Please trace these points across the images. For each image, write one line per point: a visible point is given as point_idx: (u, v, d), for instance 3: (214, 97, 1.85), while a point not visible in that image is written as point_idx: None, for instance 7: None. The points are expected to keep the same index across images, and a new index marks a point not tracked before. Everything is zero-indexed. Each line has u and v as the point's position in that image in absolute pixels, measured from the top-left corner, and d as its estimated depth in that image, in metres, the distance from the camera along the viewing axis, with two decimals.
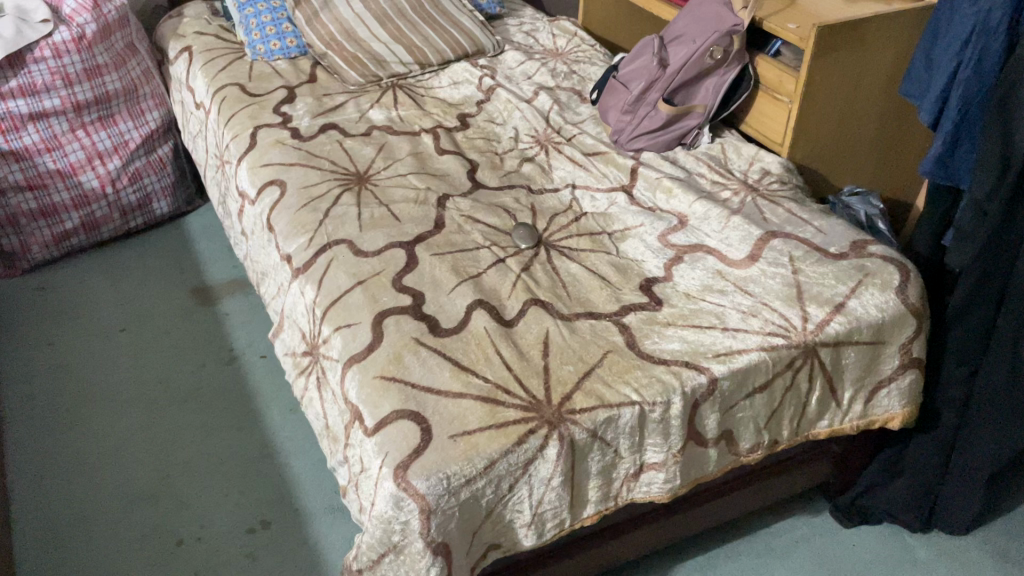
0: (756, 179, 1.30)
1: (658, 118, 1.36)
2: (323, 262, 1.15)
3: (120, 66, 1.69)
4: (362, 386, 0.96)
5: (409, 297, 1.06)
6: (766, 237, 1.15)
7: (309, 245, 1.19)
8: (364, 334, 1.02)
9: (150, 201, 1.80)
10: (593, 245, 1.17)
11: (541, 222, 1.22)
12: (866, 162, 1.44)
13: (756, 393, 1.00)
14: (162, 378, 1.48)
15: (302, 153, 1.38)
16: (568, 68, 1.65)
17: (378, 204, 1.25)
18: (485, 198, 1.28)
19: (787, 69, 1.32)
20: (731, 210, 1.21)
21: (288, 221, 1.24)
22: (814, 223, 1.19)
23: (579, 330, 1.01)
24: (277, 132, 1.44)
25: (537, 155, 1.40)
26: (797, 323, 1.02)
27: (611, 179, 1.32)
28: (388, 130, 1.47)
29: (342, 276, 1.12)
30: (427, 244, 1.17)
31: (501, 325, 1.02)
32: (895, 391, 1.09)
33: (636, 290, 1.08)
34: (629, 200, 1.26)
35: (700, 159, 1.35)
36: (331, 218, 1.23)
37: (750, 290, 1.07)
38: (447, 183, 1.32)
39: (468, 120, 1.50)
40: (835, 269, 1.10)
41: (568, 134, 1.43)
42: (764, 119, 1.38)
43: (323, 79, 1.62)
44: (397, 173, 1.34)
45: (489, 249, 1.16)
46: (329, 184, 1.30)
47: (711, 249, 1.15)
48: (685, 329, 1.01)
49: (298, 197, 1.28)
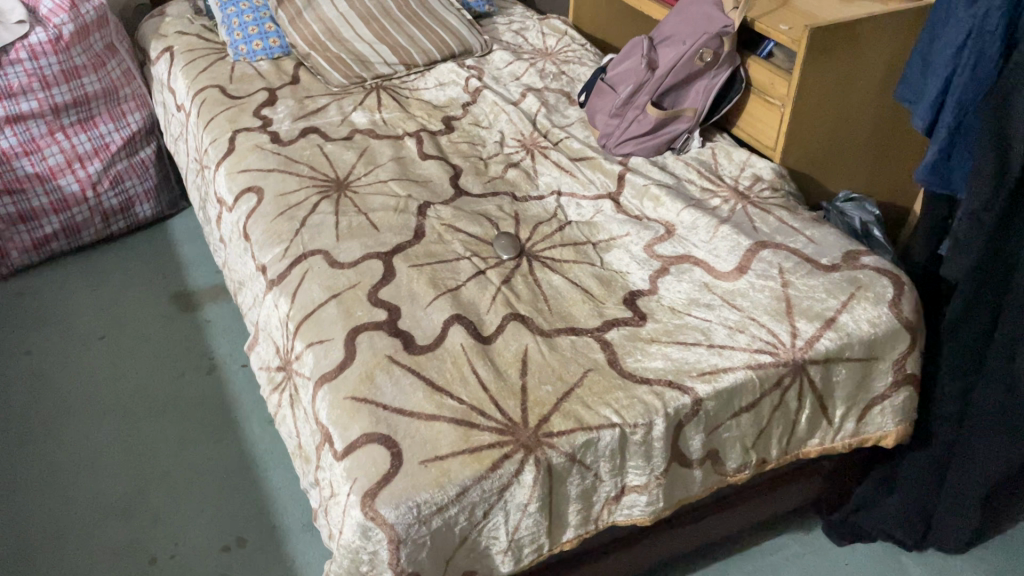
0: (747, 186, 1.26)
1: (647, 122, 1.32)
2: (297, 274, 1.12)
3: (100, 68, 1.65)
4: (333, 407, 0.93)
5: (385, 312, 1.03)
6: (755, 247, 1.11)
7: (284, 256, 1.15)
8: (337, 351, 0.98)
9: (132, 204, 1.76)
10: (576, 256, 1.13)
11: (524, 231, 1.18)
12: (860, 166, 1.40)
13: (743, 412, 0.97)
14: (140, 388, 1.45)
15: (281, 159, 1.35)
16: (557, 68, 1.61)
17: (357, 212, 1.22)
18: (467, 205, 1.24)
19: (779, 72, 1.28)
20: (720, 218, 1.17)
21: (264, 230, 1.21)
22: (806, 233, 1.15)
23: (559, 347, 0.98)
24: (256, 136, 1.40)
25: (523, 159, 1.36)
26: (785, 339, 0.99)
27: (597, 186, 1.28)
28: (370, 133, 1.43)
29: (317, 288, 1.08)
30: (405, 255, 1.13)
31: (478, 341, 0.98)
32: (888, 408, 1.06)
33: (620, 303, 1.04)
34: (615, 208, 1.23)
35: (690, 165, 1.31)
36: (308, 227, 1.19)
37: (738, 304, 1.03)
38: (429, 189, 1.28)
39: (453, 123, 1.46)
40: (827, 282, 1.06)
41: (555, 138, 1.40)
42: (756, 122, 1.34)
43: (305, 80, 1.58)
44: (378, 180, 1.30)
45: (469, 260, 1.12)
46: (307, 192, 1.26)
47: (699, 260, 1.11)
48: (669, 345, 0.98)
49: (275, 205, 1.25)
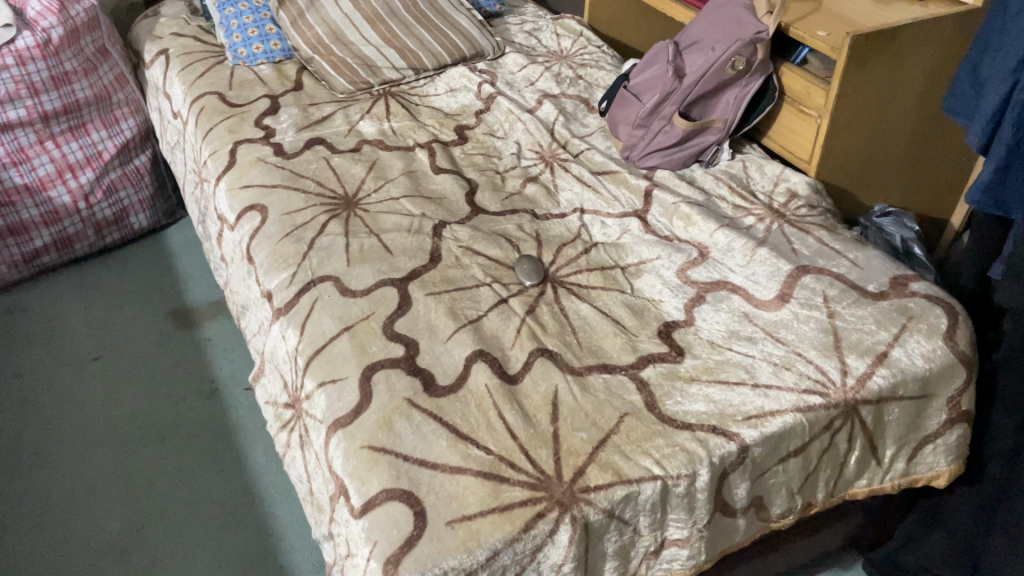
0: (782, 203, 1.19)
1: (674, 135, 1.24)
2: (306, 303, 1.04)
3: (91, 72, 1.56)
4: (348, 456, 0.85)
5: (402, 347, 0.95)
6: (796, 273, 1.04)
7: (291, 282, 1.08)
8: (351, 392, 0.91)
9: (126, 214, 1.68)
10: (605, 282, 1.05)
11: (547, 253, 1.11)
12: (897, 179, 1.32)
13: (791, 457, 0.90)
14: (138, 414, 1.38)
15: (285, 173, 1.27)
16: (574, 73, 1.53)
17: (368, 233, 1.14)
18: (485, 225, 1.17)
19: (816, 80, 1.20)
20: (757, 240, 1.10)
21: (268, 253, 1.13)
22: (848, 256, 1.08)
23: (592, 387, 0.90)
24: (259, 148, 1.32)
25: (542, 173, 1.28)
26: (835, 378, 0.91)
27: (622, 203, 1.20)
28: (379, 144, 1.35)
29: (328, 320, 1.01)
30: (421, 281, 1.06)
31: (504, 381, 0.91)
32: (941, 446, 0.99)
33: (654, 336, 0.97)
34: (643, 227, 1.15)
35: (721, 179, 1.23)
36: (316, 250, 1.11)
37: (781, 337, 0.96)
38: (443, 207, 1.20)
39: (467, 132, 1.38)
40: (876, 311, 0.99)
41: (575, 149, 1.32)
42: (790, 134, 1.27)
43: (309, 85, 1.50)
44: (389, 197, 1.22)
45: (490, 287, 1.05)
46: (315, 210, 1.19)
47: (736, 287, 1.04)
48: (711, 385, 0.91)
49: (280, 225, 1.17)
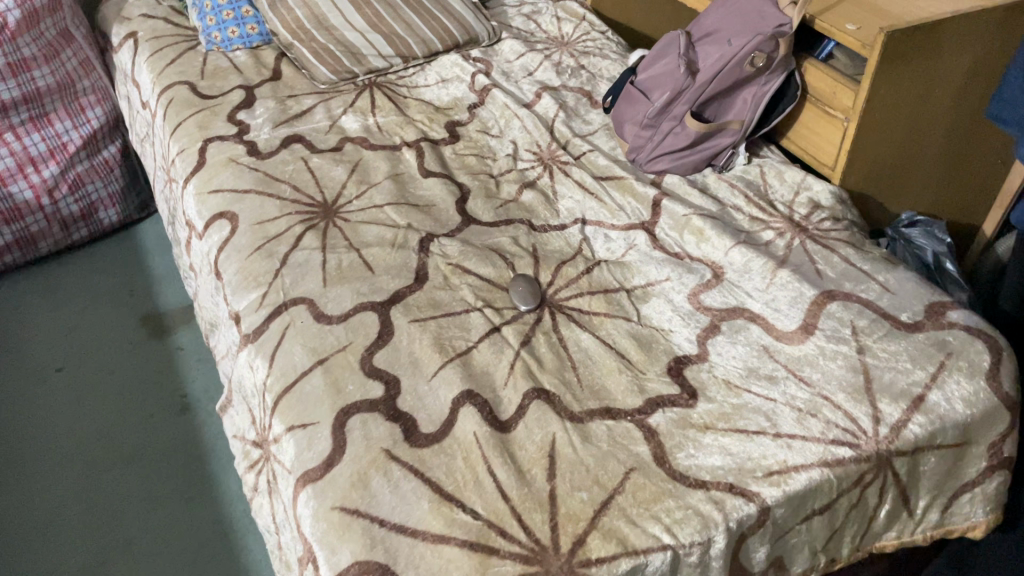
0: (803, 215, 1.08)
1: (686, 137, 1.13)
2: (276, 330, 0.94)
3: (53, 58, 1.45)
4: (318, 518, 0.75)
5: (381, 387, 0.85)
6: (821, 300, 0.93)
7: (261, 305, 0.97)
8: (322, 439, 0.81)
9: (95, 209, 1.58)
10: (609, 308, 0.95)
11: (544, 273, 1.00)
12: (928, 183, 1.21)
13: (816, 515, 0.80)
14: (104, 432, 1.28)
15: (259, 176, 1.16)
16: (575, 62, 1.41)
17: (347, 248, 1.03)
18: (477, 239, 1.06)
19: (843, 79, 1.09)
20: (777, 260, 1.00)
21: (238, 270, 1.03)
22: (877, 278, 0.98)
23: (594, 437, 0.80)
24: (231, 147, 1.21)
25: (540, 177, 1.17)
26: (866, 427, 0.81)
27: (628, 213, 1.10)
28: (363, 142, 1.24)
29: (299, 351, 0.90)
30: (405, 305, 0.95)
31: (495, 429, 0.81)
32: (980, 495, 0.88)
33: (664, 374, 0.87)
34: (651, 243, 1.05)
35: (736, 187, 1.13)
36: (290, 268, 1.01)
37: (806, 377, 0.86)
38: (431, 217, 1.10)
39: (459, 129, 1.27)
40: (910, 346, 0.88)
41: (576, 151, 1.21)
42: (812, 136, 1.16)
43: (288, 75, 1.38)
44: (372, 204, 1.12)
45: (481, 312, 0.95)
46: (290, 220, 1.08)
47: (755, 314, 0.93)
48: (727, 435, 0.81)
49: (251, 237, 1.06)
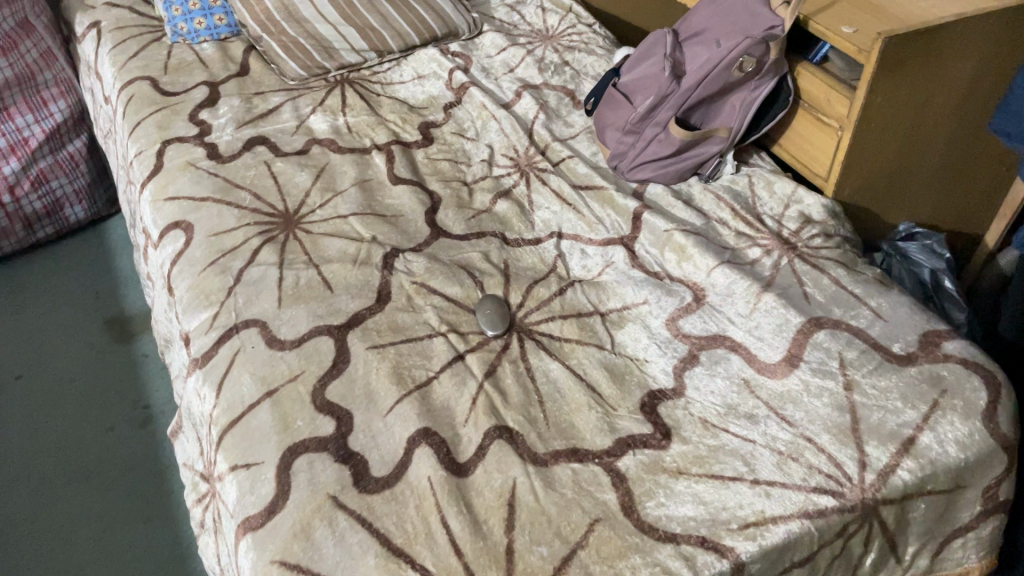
0: (793, 230, 1.02)
1: (670, 145, 1.06)
2: (226, 356, 0.88)
3: (11, 50, 1.38)
4: (256, 572, 0.70)
5: (332, 423, 0.79)
6: (807, 329, 0.87)
7: (212, 327, 0.91)
8: (266, 482, 0.75)
9: (60, 206, 1.51)
10: (581, 334, 0.89)
11: (514, 293, 0.94)
12: (926, 193, 1.14)
13: (795, 569, 0.73)
14: (61, 446, 1.22)
15: (218, 182, 1.09)
16: (559, 58, 1.34)
17: (306, 264, 0.97)
18: (445, 254, 1.00)
19: (838, 86, 1.02)
20: (762, 282, 0.93)
21: (189, 287, 0.97)
22: (869, 304, 0.91)
23: (557, 482, 0.74)
24: (190, 149, 1.15)
25: (516, 186, 1.11)
26: (852, 473, 0.75)
27: (607, 227, 1.03)
28: (331, 144, 1.18)
29: (248, 381, 0.85)
30: (364, 329, 0.89)
31: (451, 473, 0.75)
32: (973, 540, 0.82)
33: (636, 411, 0.81)
34: (629, 260, 0.98)
35: (723, 198, 1.06)
36: (244, 286, 0.95)
37: (788, 415, 0.80)
38: (398, 229, 1.03)
39: (433, 131, 1.20)
40: (901, 382, 0.82)
41: (555, 157, 1.14)
42: (805, 144, 1.09)
43: (256, 69, 1.31)
44: (336, 215, 1.05)
45: (445, 337, 0.89)
46: (247, 231, 1.02)
47: (737, 343, 0.87)
48: (701, 481, 0.75)
49: (205, 250, 1.00)
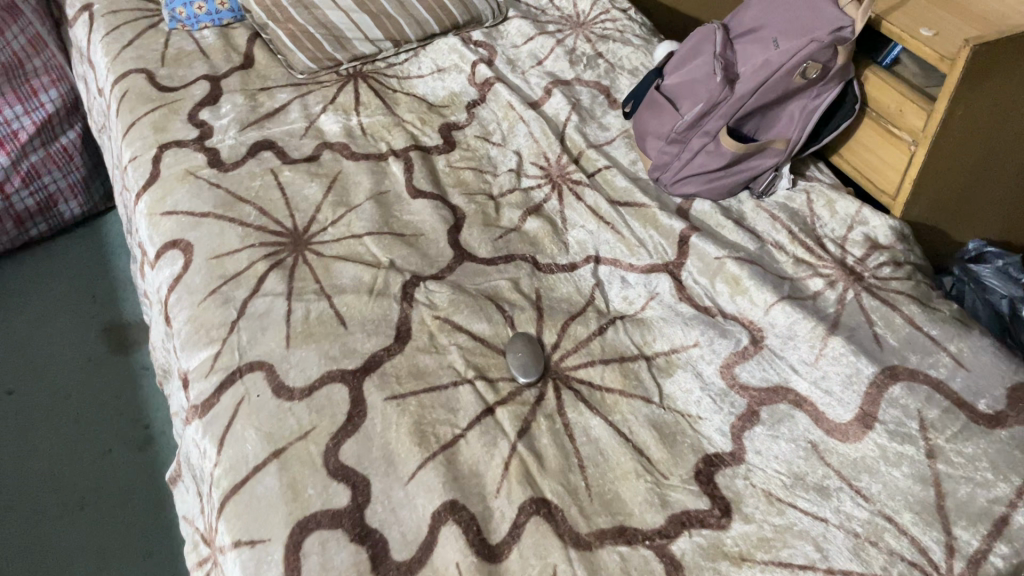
0: (858, 257, 0.91)
1: (721, 158, 0.95)
2: (228, 405, 0.79)
3: None
4: None
5: (348, 492, 0.70)
6: (881, 382, 0.78)
7: (212, 370, 0.82)
8: (273, 565, 0.67)
9: (54, 202, 1.42)
10: (624, 383, 0.79)
11: (549, 331, 0.84)
12: (1001, 209, 1.02)
13: None
14: (53, 471, 1.14)
15: (220, 195, 0.99)
16: (591, 49, 1.22)
17: (317, 294, 0.88)
18: (471, 283, 0.90)
19: (913, 94, 0.90)
20: (828, 322, 0.83)
21: (188, 319, 0.87)
22: (947, 348, 0.81)
23: (603, 570, 0.65)
24: (188, 156, 1.04)
25: (547, 200, 1.00)
26: (940, 562, 0.66)
27: (650, 251, 0.93)
28: (343, 149, 1.07)
29: (253, 437, 0.76)
30: (382, 375, 0.80)
31: (483, 557, 0.66)
32: None
33: (690, 481, 0.71)
34: (676, 292, 0.88)
35: (779, 218, 0.96)
36: (248, 320, 0.85)
37: (864, 489, 0.71)
38: (419, 251, 0.93)
39: (455, 134, 1.10)
40: (991, 448, 0.72)
41: (591, 167, 1.04)
42: (871, 156, 0.98)
43: (261, 61, 1.20)
44: (349, 234, 0.95)
45: (473, 385, 0.79)
46: (252, 254, 0.92)
47: (801, 398, 0.78)
48: (767, 570, 0.65)
49: (205, 276, 0.90)
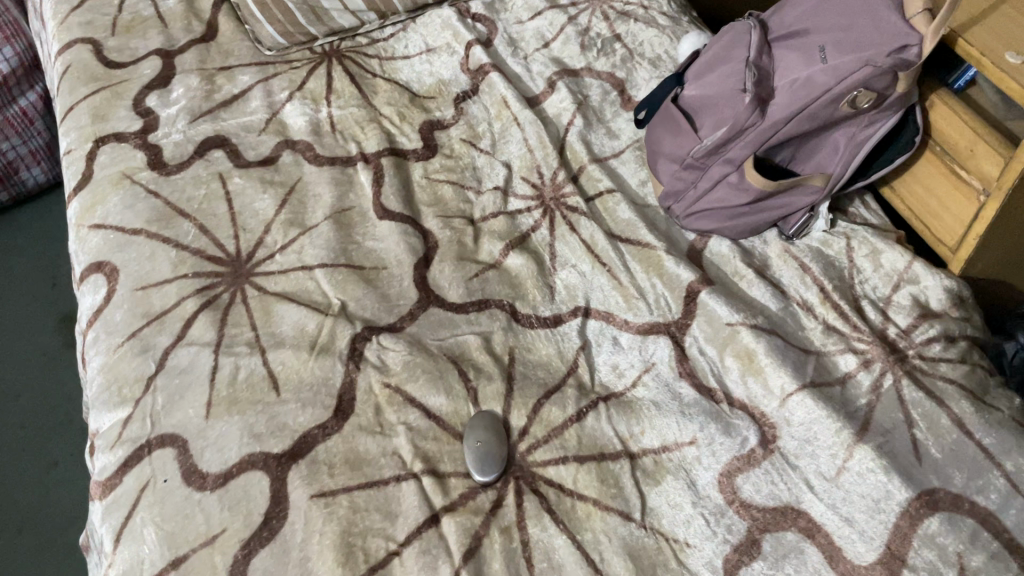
0: (901, 329, 0.75)
1: (744, 194, 0.79)
2: (130, 490, 0.67)
3: None
4: None
5: None
6: (915, 512, 0.63)
7: (119, 441, 0.70)
8: None
9: (13, 170, 1.29)
10: (600, 491, 0.66)
11: (518, 411, 0.71)
12: None
13: None
14: None
15: (157, 205, 0.85)
16: (608, 28, 1.04)
17: (250, 346, 0.74)
18: (433, 337, 0.76)
19: (989, 132, 0.72)
20: (856, 422, 0.68)
21: (102, 369, 0.75)
22: (1003, 465, 0.65)
23: None
24: (127, 154, 0.90)
25: (536, 229, 0.85)
26: None
27: (650, 304, 0.78)
28: (307, 148, 0.92)
29: (152, 537, 0.64)
30: (313, 463, 0.67)
31: None
32: None
33: None
34: (676, 362, 0.74)
35: (811, 269, 0.79)
36: (167, 377, 0.73)
37: None
38: (377, 292, 0.79)
39: (438, 135, 0.94)
40: None
41: (591, 188, 0.88)
42: (930, 198, 0.81)
43: (226, 32, 1.04)
44: (299, 264, 0.81)
45: (419, 481, 0.67)
46: (182, 287, 0.79)
47: (814, 526, 0.64)
48: None
49: (127, 313, 0.77)
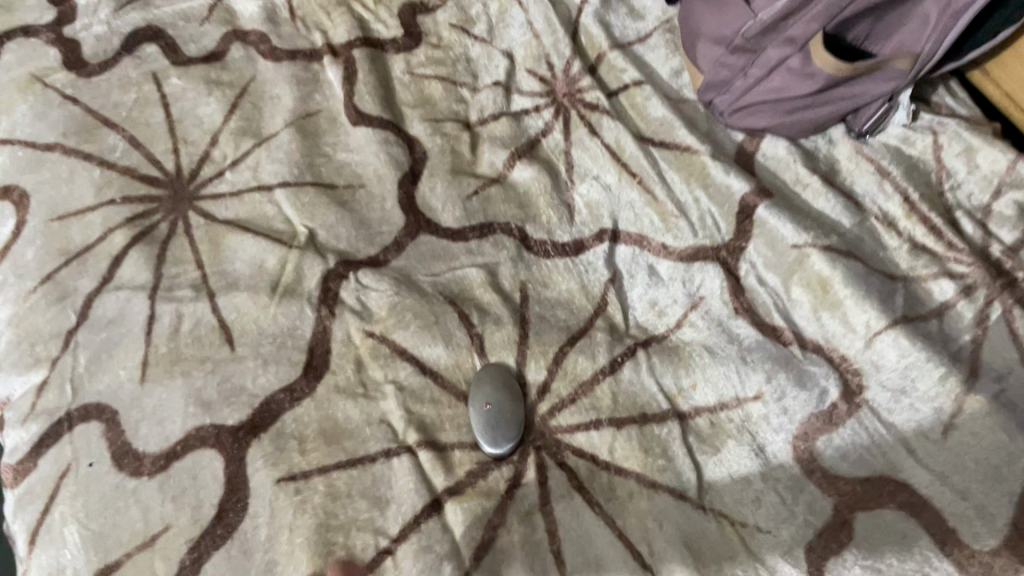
0: (1008, 246, 0.60)
1: (809, 82, 0.61)
2: (46, 478, 0.52)
3: None
4: None
5: None
6: None
7: (32, 414, 0.55)
8: None
9: None
10: (645, 463, 0.52)
11: (535, 364, 0.57)
12: None
13: None
14: None
15: (75, 114, 0.68)
16: None
17: (195, 290, 0.59)
18: (426, 273, 0.61)
19: None
20: (963, 366, 0.54)
21: (9, 320, 0.59)
22: None
23: None
24: (37, 52, 0.72)
25: (547, 132, 0.68)
26: None
27: (693, 223, 0.63)
28: (261, 40, 0.74)
29: (75, 540, 0.50)
30: (279, 437, 0.53)
31: None
32: None
33: None
34: (729, 296, 0.59)
35: (891, 174, 0.64)
36: (91, 332, 0.57)
37: None
38: (353, 217, 0.64)
39: (422, 22, 0.77)
40: None
41: (613, 81, 0.71)
42: None
43: None
44: (254, 184, 0.65)
45: (416, 458, 0.53)
46: (109, 217, 0.63)
47: (919, 500, 0.50)
48: None
49: (39, 249, 0.61)
